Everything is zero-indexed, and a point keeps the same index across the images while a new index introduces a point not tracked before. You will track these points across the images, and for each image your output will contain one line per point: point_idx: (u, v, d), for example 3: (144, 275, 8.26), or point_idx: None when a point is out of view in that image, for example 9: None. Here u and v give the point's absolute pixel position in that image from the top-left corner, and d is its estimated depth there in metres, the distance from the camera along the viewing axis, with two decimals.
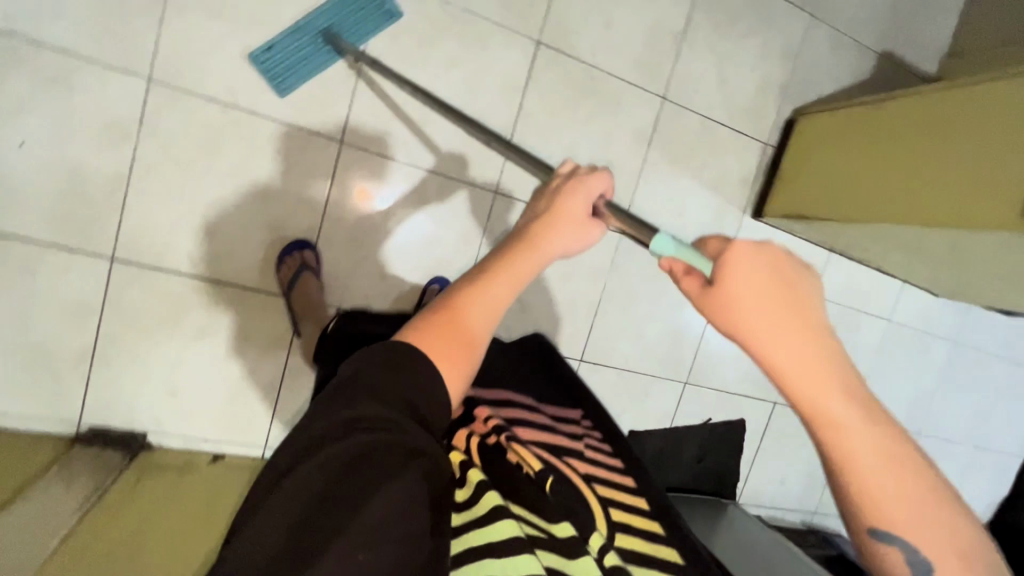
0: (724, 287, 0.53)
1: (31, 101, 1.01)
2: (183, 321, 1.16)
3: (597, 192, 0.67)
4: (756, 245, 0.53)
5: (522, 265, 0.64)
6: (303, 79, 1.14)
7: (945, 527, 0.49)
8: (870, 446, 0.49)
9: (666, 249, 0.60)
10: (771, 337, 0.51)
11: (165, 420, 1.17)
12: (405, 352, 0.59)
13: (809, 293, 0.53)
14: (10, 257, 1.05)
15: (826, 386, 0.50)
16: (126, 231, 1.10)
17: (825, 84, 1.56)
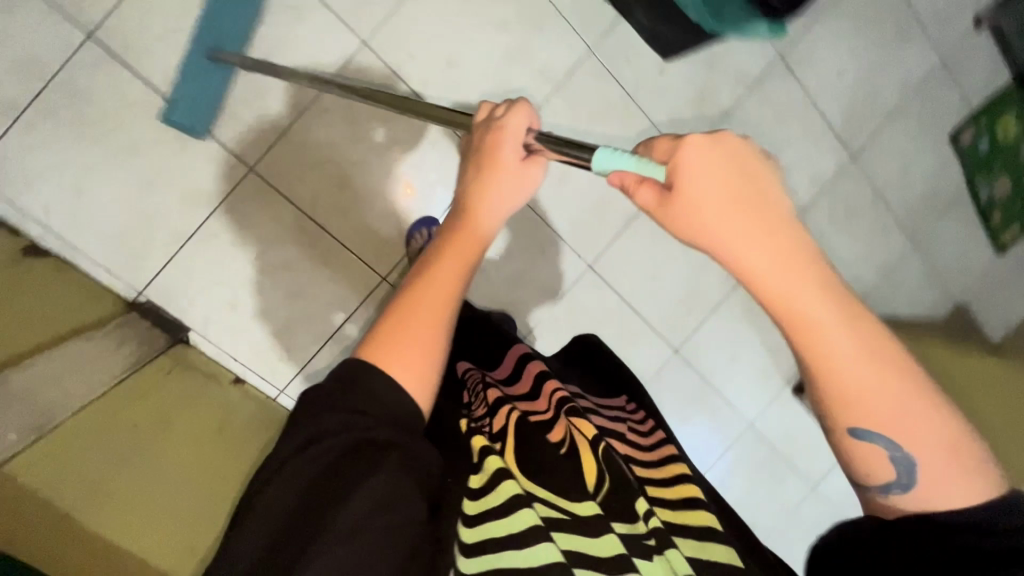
0: (689, 195, 0.54)
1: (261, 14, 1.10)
2: (277, 248, 1.21)
3: (522, 125, 0.73)
4: (712, 138, 0.53)
5: (465, 237, 0.74)
6: (210, 113, 1.10)
7: (920, 419, 0.57)
8: (849, 350, 0.55)
9: (611, 164, 0.58)
10: (732, 247, 0.54)
11: (213, 326, 1.20)
12: (359, 367, 0.62)
13: (770, 190, 0.55)
14: (169, 128, 1.11)
15: (799, 291, 0.55)
16: (276, 152, 1.17)
17: (903, 307, 1.65)
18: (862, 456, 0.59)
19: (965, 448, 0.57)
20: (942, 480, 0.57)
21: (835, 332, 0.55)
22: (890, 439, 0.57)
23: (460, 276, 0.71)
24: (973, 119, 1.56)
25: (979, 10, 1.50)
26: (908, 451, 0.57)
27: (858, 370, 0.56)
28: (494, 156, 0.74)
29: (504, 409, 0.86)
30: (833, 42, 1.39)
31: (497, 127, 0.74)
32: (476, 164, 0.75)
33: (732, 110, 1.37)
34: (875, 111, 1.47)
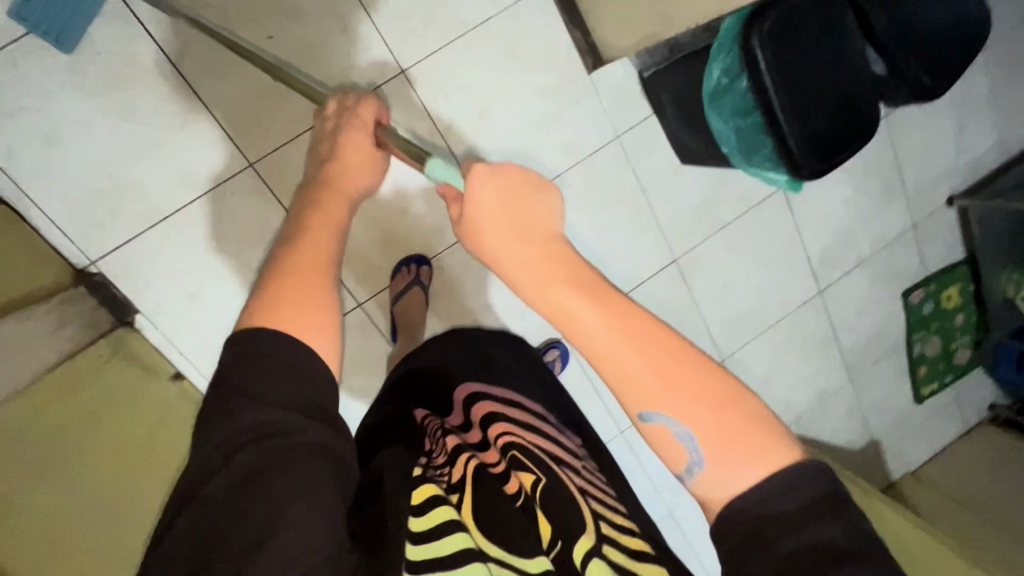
0: (473, 212, 0.55)
1: (305, 17, 1.06)
2: (252, 250, 1.13)
3: (370, 119, 0.84)
4: (489, 163, 0.55)
5: (331, 203, 0.69)
6: (84, 21, 0.95)
7: (684, 379, 0.47)
8: (602, 328, 0.48)
9: (440, 173, 0.64)
10: (505, 253, 0.53)
11: (164, 314, 1.11)
12: (258, 336, 0.52)
13: (539, 195, 0.55)
14: (174, 101, 1.03)
15: (545, 276, 0.51)
16: (278, 153, 1.10)
17: (827, 434, 1.76)
18: (655, 444, 0.49)
19: (754, 419, 0.47)
20: (724, 455, 0.46)
21: (579, 306, 0.49)
22: (681, 429, 0.47)
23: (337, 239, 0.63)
24: (925, 283, 1.69)
25: (953, 189, 1.63)
26: (698, 441, 0.46)
27: (621, 353, 0.47)
28: (344, 141, 0.81)
29: (466, 457, 0.70)
30: (829, 187, 1.50)
31: (353, 120, 0.83)
32: (332, 152, 0.80)
33: (727, 225, 1.44)
34: (848, 255, 1.59)
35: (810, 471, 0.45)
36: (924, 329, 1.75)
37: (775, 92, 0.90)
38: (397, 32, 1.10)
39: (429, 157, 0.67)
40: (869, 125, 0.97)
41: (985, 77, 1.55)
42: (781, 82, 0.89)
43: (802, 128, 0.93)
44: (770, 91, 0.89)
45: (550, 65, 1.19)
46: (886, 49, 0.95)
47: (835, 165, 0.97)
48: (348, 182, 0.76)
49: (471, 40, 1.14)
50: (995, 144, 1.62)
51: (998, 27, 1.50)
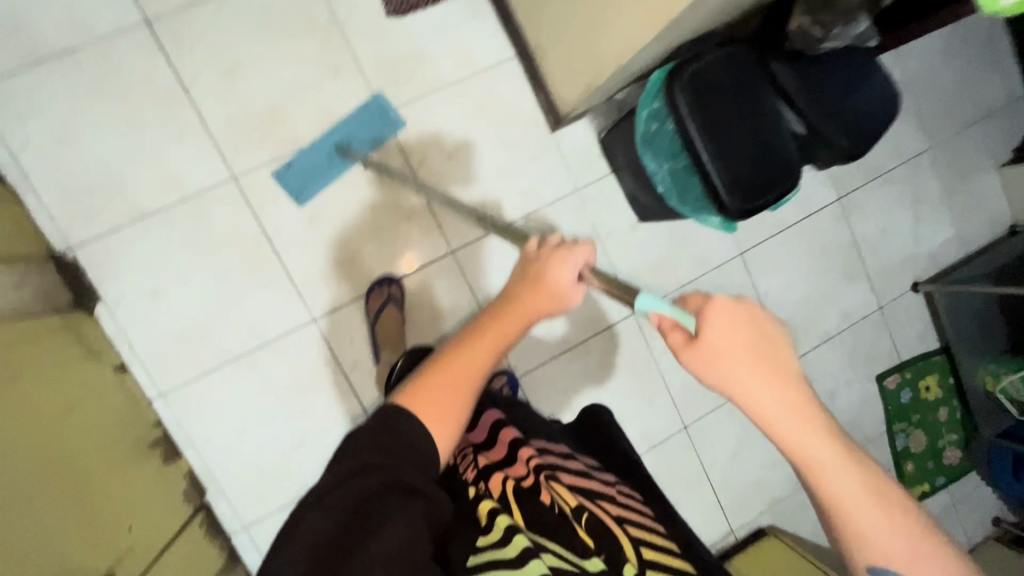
0: (706, 347, 0.59)
1: (306, 62, 1.23)
2: (223, 254, 1.21)
3: (581, 261, 0.86)
4: (734, 300, 0.60)
5: (507, 325, 0.80)
6: (321, 188, 1.25)
7: (920, 541, 0.55)
8: (850, 485, 0.56)
9: (653, 308, 0.65)
10: (749, 389, 0.58)
11: (127, 305, 1.17)
12: (413, 406, 0.69)
13: (779, 341, 0.59)
14: (178, 117, 1.18)
15: (805, 427, 0.57)
16: (262, 170, 1.22)
17: (807, 528, 1.61)
18: None
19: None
20: None
21: (835, 466, 0.56)
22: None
23: (492, 349, 0.78)
24: (899, 369, 1.66)
25: (918, 276, 1.66)
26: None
27: (864, 508, 0.56)
28: (550, 271, 0.85)
29: (498, 475, 0.83)
30: (789, 259, 1.54)
31: (562, 256, 0.86)
32: (531, 277, 0.86)
33: (687, 285, 1.48)
34: (814, 330, 1.58)
35: None
36: (903, 421, 1.67)
37: (697, 134, 0.99)
38: (381, 81, 1.27)
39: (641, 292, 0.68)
40: (790, 179, 1.04)
41: (936, 173, 1.65)
42: (702, 125, 0.99)
43: (725, 170, 1.01)
44: (692, 134, 0.99)
45: (518, 122, 1.34)
46: (804, 113, 1.04)
47: (760, 207, 1.04)
48: (534, 308, 0.83)
49: (448, 95, 1.30)
50: (954, 236, 1.68)
51: (939, 131, 1.64)
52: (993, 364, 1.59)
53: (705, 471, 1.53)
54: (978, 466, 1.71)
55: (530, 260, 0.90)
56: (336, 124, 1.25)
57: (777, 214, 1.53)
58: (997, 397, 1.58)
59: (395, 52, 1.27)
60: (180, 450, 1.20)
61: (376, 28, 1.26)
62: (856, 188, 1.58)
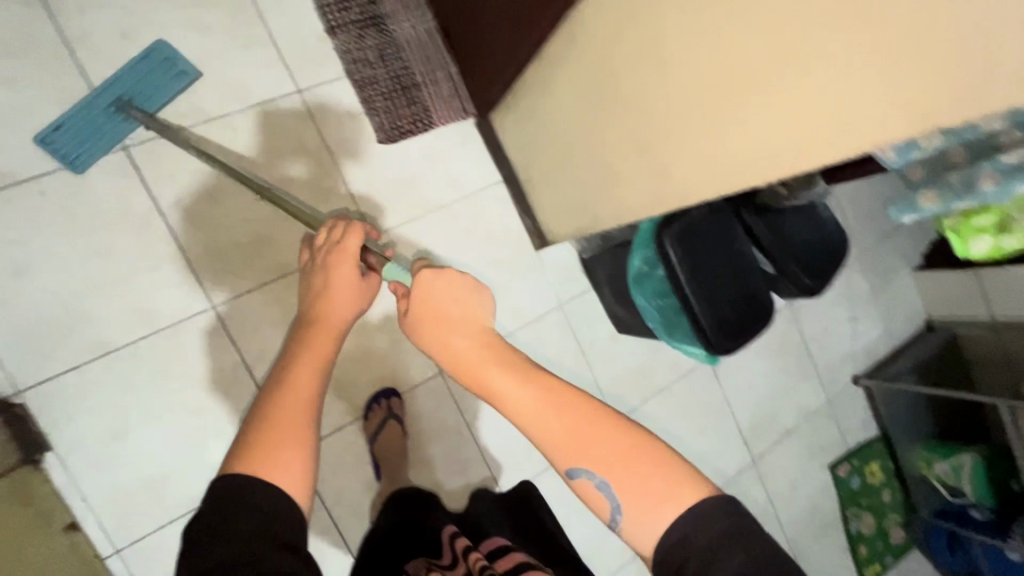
0: (416, 316, 0.69)
1: (291, 186, 1.21)
2: (195, 387, 1.13)
3: (358, 247, 0.83)
4: (430, 270, 0.70)
5: (321, 346, 0.75)
6: (99, 153, 1.07)
7: (596, 437, 0.59)
8: (524, 401, 0.62)
9: (396, 275, 0.78)
10: (436, 335, 0.68)
11: (81, 452, 1.05)
12: (240, 484, 0.60)
13: (481, 302, 0.69)
14: (153, 246, 1.12)
15: (482, 363, 0.65)
16: (243, 297, 1.17)
17: None
18: (585, 495, 0.61)
19: (668, 472, 0.58)
20: (639, 503, 0.57)
21: (514, 387, 0.63)
22: (600, 481, 0.59)
23: (312, 368, 0.73)
24: (848, 458, 1.79)
25: (857, 369, 1.83)
26: (615, 490, 0.59)
27: (547, 422, 0.61)
28: (335, 269, 0.82)
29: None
30: (749, 360, 1.66)
31: (336, 251, 0.83)
32: (321, 287, 0.82)
33: (661, 390, 1.54)
34: (773, 425, 1.69)
35: (715, 512, 0.55)
36: (855, 505, 1.79)
37: (686, 280, 1.08)
38: (371, 206, 1.27)
39: (391, 262, 0.80)
40: (765, 313, 1.15)
41: (865, 277, 1.86)
42: (690, 270, 1.08)
43: (712, 311, 1.09)
44: (681, 280, 1.08)
45: (503, 241, 1.38)
46: (772, 254, 1.16)
47: (742, 343, 1.13)
48: (334, 317, 0.80)
49: (435, 216, 1.32)
50: (883, 332, 1.88)
51: (863, 242, 1.85)
52: (926, 451, 1.76)
53: None
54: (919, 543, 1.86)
55: (313, 265, 0.85)
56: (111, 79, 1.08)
57: None
58: (930, 479, 1.76)
59: (383, 175, 1.29)
60: None
61: (364, 153, 1.27)
62: None
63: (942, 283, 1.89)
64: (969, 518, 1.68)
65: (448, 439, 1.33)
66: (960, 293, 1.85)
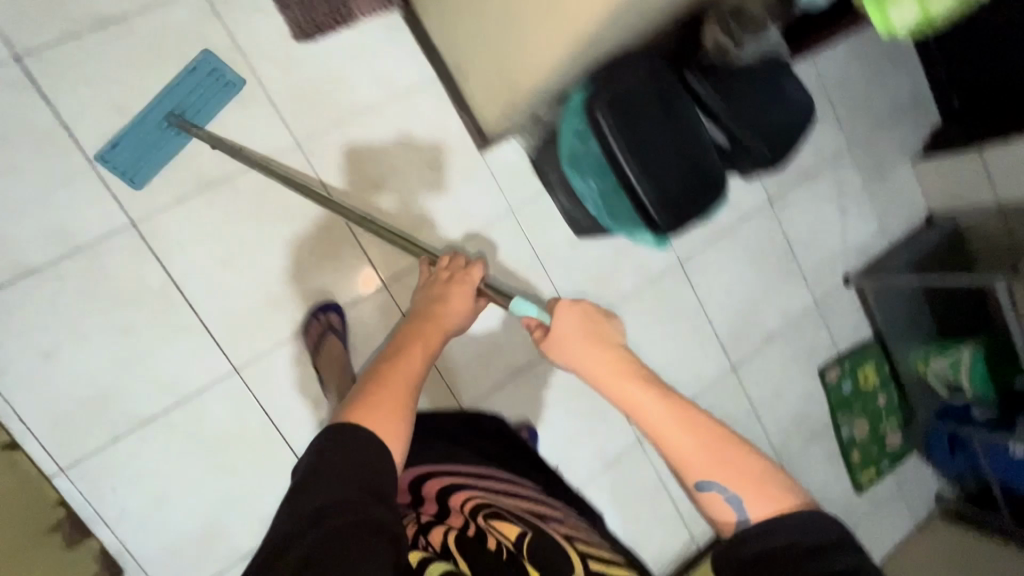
0: (556, 335, 0.83)
1: (208, 93, 1.14)
2: (126, 307, 1.10)
3: (478, 278, 1.01)
4: (571, 301, 0.84)
5: (435, 338, 0.89)
6: (156, 169, 1.11)
7: (728, 456, 0.71)
8: (653, 411, 0.74)
9: (524, 309, 0.90)
10: (577, 356, 0.82)
11: (13, 373, 1.04)
12: (353, 427, 0.68)
13: (612, 326, 0.84)
14: (63, 162, 1.07)
15: (621, 378, 0.78)
16: (166, 213, 1.12)
17: None
18: (711, 508, 0.71)
19: (768, 479, 0.70)
20: (759, 509, 0.68)
21: (649, 402, 0.74)
22: (730, 494, 0.69)
23: (422, 361, 0.83)
24: (838, 361, 1.69)
25: (849, 268, 1.71)
26: (741, 498, 0.69)
27: (678, 436, 0.72)
28: (452, 286, 0.99)
29: (439, 527, 0.80)
30: (726, 262, 1.56)
31: (462, 275, 1.01)
32: (436, 296, 0.98)
33: (628, 297, 1.47)
34: (755, 330, 1.61)
35: (820, 520, 0.64)
36: (846, 410, 1.71)
37: (621, 153, 0.99)
38: (294, 109, 1.19)
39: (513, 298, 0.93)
40: (716, 189, 1.05)
41: (856, 169, 1.71)
42: (626, 143, 0.98)
43: (654, 190, 1.01)
44: (617, 153, 0.98)
45: (443, 144, 1.29)
46: (725, 123, 1.05)
47: (686, 220, 1.05)
48: (448, 321, 0.94)
49: (366, 120, 1.24)
50: (877, 228, 1.74)
51: (853, 129, 1.70)
52: (923, 350, 1.66)
53: (663, 482, 1.52)
54: (918, 446, 1.79)
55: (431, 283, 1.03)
56: (161, 93, 1.11)
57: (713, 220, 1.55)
58: (927, 379, 1.67)
59: (305, 78, 1.20)
60: (90, 527, 1.08)
61: (282, 55, 1.18)
62: (784, 190, 1.62)
63: (942, 169, 1.73)
64: (971, 419, 1.61)
65: None
66: (962, 181, 1.70)
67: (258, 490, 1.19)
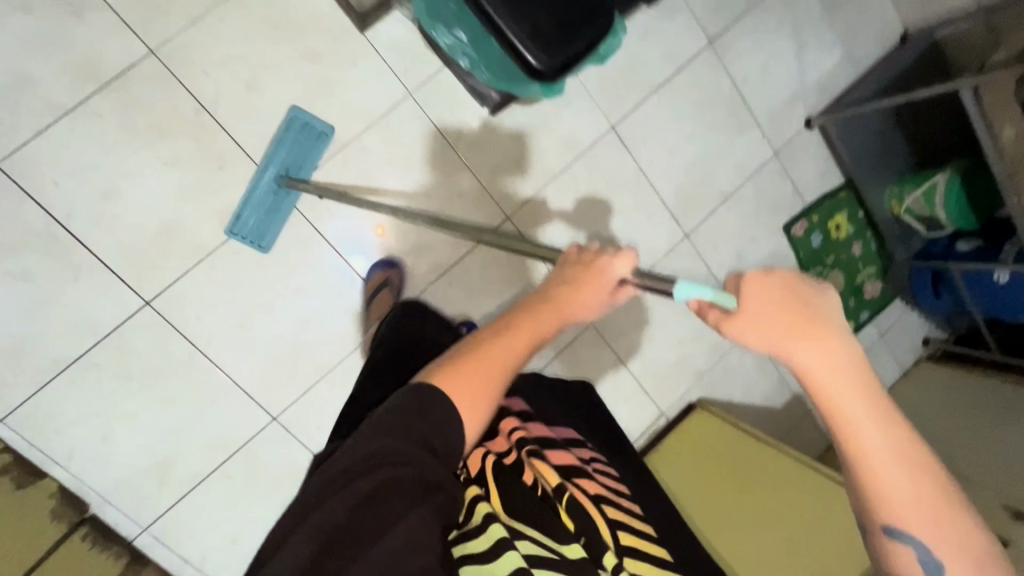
0: (745, 317, 0.52)
1: (33, 6, 1.02)
2: (14, 254, 1.06)
3: (615, 275, 0.69)
4: (768, 271, 0.52)
5: (542, 325, 0.71)
6: (280, 228, 1.18)
7: (945, 514, 0.53)
8: (882, 451, 0.52)
9: (696, 295, 0.56)
10: (802, 366, 0.52)
11: None
12: (432, 396, 0.65)
13: (833, 317, 0.53)
14: None
15: (847, 393, 0.52)
16: (26, 149, 1.05)
17: (736, 391, 1.60)
18: (886, 551, 0.55)
19: (976, 543, 0.54)
20: (954, 571, 0.53)
21: (874, 432, 0.52)
22: (927, 552, 0.53)
23: (522, 350, 0.71)
24: (805, 214, 1.57)
25: (811, 110, 1.55)
26: (941, 560, 0.53)
27: (894, 472, 0.53)
28: (591, 277, 0.69)
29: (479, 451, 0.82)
30: (667, 121, 1.42)
31: (597, 268, 0.69)
32: (565, 280, 0.71)
33: (559, 175, 1.36)
34: (708, 192, 1.49)
35: None
36: (819, 264, 1.61)
37: None
38: (139, 11, 1.07)
39: (680, 282, 0.57)
40: (602, 12, 0.90)
41: None
42: None
43: (521, 19, 0.86)
44: None
45: (315, 28, 1.15)
46: None
47: (576, 57, 0.90)
48: (566, 313, 0.71)
49: (223, 12, 1.11)
50: (843, 58, 1.55)
51: None
52: (896, 187, 1.53)
53: (622, 361, 1.50)
54: (900, 291, 1.69)
55: (569, 263, 0.72)
56: (263, 160, 1.16)
57: (645, 73, 1.39)
58: (902, 218, 1.54)
59: None
60: (45, 469, 1.12)
61: None
62: (726, 28, 1.43)
63: None
64: (955, 253, 1.47)
65: (316, 266, 1.23)
66: None
67: (203, 415, 1.20)
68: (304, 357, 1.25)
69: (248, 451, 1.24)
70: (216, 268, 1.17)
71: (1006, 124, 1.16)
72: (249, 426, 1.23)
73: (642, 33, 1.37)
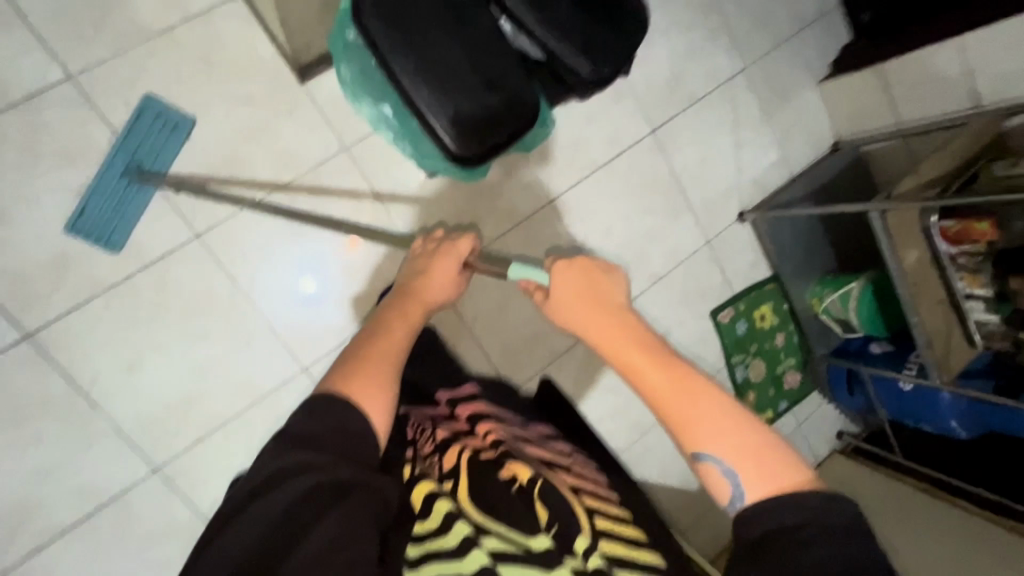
0: (556, 294, 0.71)
1: None
2: None
3: (463, 252, 0.92)
4: (568, 262, 0.72)
5: (415, 313, 0.86)
6: (128, 224, 1.08)
7: (729, 429, 0.61)
8: (662, 385, 0.63)
9: (520, 273, 0.78)
10: (585, 325, 0.69)
11: None
12: (329, 398, 0.70)
13: (612, 284, 0.71)
14: None
15: (625, 342, 0.67)
16: None
17: (650, 472, 1.60)
18: (705, 480, 0.62)
19: (777, 455, 0.61)
20: (760, 489, 0.59)
21: (651, 372, 0.64)
22: (727, 468, 0.60)
23: (407, 335, 0.82)
24: (732, 302, 1.61)
25: (744, 204, 1.61)
26: (740, 475, 0.60)
27: (679, 403, 0.62)
28: (438, 262, 0.90)
29: (455, 447, 0.87)
30: (603, 201, 1.45)
31: (447, 248, 0.91)
32: (422, 268, 0.91)
33: (491, 243, 1.36)
34: (639, 272, 1.51)
35: (820, 496, 0.57)
36: (742, 351, 1.64)
37: (393, 57, 0.85)
38: (62, 36, 1.03)
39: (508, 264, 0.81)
40: (530, 107, 0.92)
41: (754, 93, 1.57)
42: (399, 46, 0.85)
43: (443, 103, 0.86)
44: (389, 58, 0.85)
45: (253, 73, 1.13)
46: (534, 30, 0.92)
47: (497, 146, 0.91)
48: (429, 296, 0.88)
49: (155, 48, 1.08)
50: (777, 160, 1.62)
51: (751, 49, 1.55)
52: (817, 286, 1.60)
53: None
54: (819, 385, 1.74)
55: (417, 254, 0.95)
56: (113, 150, 1.07)
57: (587, 152, 1.42)
58: (821, 317, 1.61)
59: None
60: None
61: None
62: (669, 119, 1.49)
63: (848, 90, 1.58)
64: (867, 354, 1.54)
65: (223, 312, 1.17)
66: (866, 103, 1.56)
67: (71, 459, 1.11)
68: (196, 405, 1.18)
69: (119, 504, 1.14)
70: (110, 305, 1.10)
71: (910, 247, 1.23)
72: (121, 475, 1.14)
73: (586, 116, 1.41)
